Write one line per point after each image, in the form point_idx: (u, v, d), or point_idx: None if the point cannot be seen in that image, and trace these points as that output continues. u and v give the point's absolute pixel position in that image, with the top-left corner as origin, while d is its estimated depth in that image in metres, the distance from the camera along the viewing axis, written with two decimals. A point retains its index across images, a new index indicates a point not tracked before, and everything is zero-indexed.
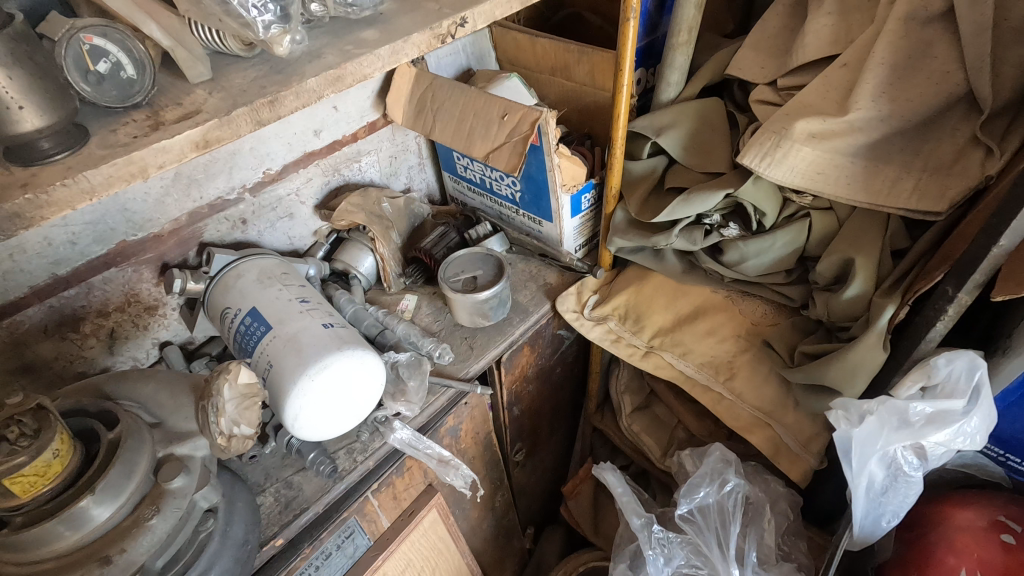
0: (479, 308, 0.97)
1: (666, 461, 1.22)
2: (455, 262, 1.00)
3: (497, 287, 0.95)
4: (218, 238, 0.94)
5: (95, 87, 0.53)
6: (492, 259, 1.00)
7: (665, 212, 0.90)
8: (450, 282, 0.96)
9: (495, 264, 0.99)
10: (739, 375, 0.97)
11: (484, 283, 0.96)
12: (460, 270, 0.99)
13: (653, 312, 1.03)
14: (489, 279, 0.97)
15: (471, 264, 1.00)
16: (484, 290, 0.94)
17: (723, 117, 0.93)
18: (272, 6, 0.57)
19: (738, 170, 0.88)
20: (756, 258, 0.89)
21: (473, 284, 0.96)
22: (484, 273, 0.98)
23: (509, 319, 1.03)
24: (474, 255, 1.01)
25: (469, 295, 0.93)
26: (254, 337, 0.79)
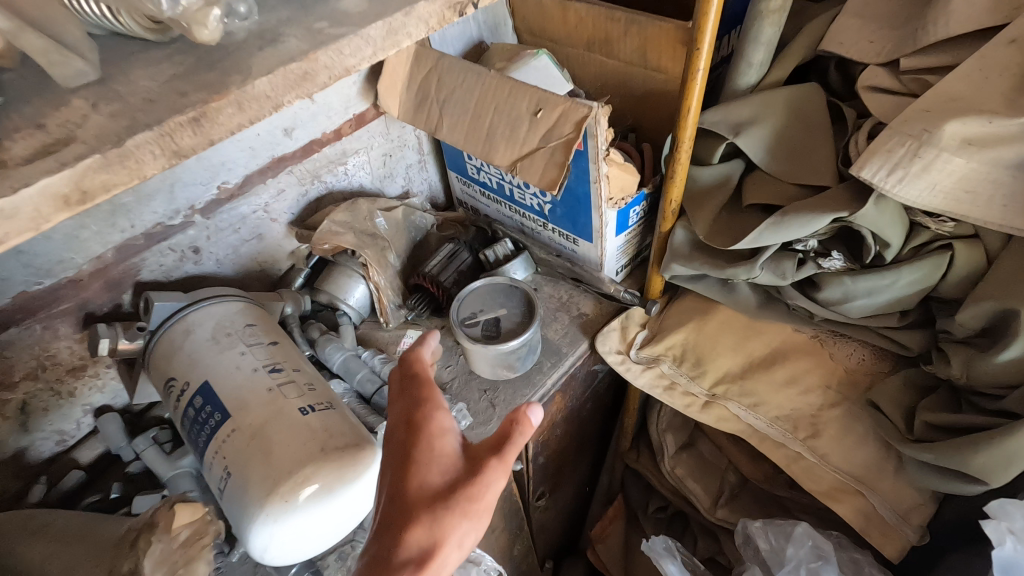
0: (506, 361, 0.76)
1: (716, 512, 1.04)
2: (472, 297, 0.78)
3: (529, 334, 0.74)
4: (162, 274, 0.72)
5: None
6: (519, 294, 0.79)
7: (747, 239, 0.69)
8: (465, 327, 0.75)
9: (523, 300, 0.78)
10: (825, 435, 0.77)
11: (510, 328, 0.75)
12: (480, 307, 0.77)
13: (718, 354, 0.83)
14: (518, 321, 0.76)
15: (493, 300, 0.78)
16: (512, 338, 0.73)
17: (824, 109, 0.70)
18: None
19: (848, 184, 0.66)
20: (866, 298, 0.68)
21: (497, 329, 0.75)
22: (511, 312, 0.77)
23: (539, 364, 0.82)
24: (495, 287, 0.80)
25: (495, 347, 0.72)
26: (207, 427, 0.58)
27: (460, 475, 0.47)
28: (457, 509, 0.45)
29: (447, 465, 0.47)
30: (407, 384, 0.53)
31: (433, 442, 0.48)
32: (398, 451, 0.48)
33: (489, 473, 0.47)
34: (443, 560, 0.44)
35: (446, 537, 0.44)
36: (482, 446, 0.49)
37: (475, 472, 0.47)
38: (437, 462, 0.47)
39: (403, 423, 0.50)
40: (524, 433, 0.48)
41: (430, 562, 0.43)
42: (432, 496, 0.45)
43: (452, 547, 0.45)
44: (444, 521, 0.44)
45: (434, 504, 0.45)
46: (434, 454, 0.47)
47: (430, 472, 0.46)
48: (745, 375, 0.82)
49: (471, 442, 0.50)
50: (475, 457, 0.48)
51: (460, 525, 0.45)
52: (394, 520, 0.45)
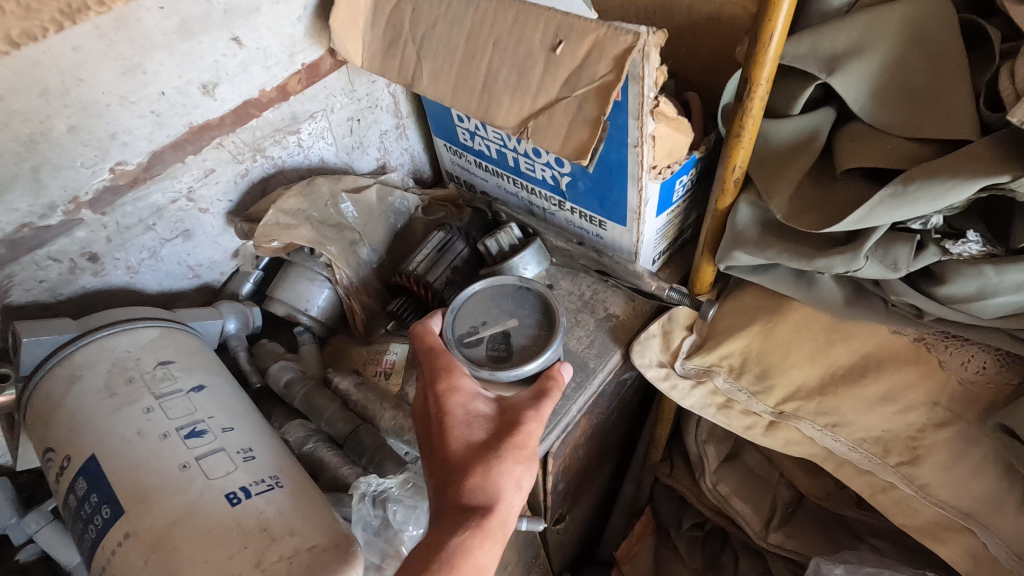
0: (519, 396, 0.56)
1: (768, 537, 0.87)
2: (471, 305, 0.59)
3: (553, 354, 0.55)
4: (46, 293, 0.53)
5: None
6: (535, 297, 0.60)
7: (850, 219, 0.50)
8: (463, 347, 0.56)
9: (540, 306, 0.59)
10: (932, 464, 0.60)
11: (525, 348, 0.56)
12: (483, 319, 0.58)
13: (789, 364, 0.65)
14: (534, 335, 0.57)
15: (501, 308, 0.59)
16: (530, 364, 0.54)
17: (953, 30, 0.50)
18: None
19: (1000, 137, 0.46)
20: (1014, 294, 0.50)
21: (507, 348, 0.56)
22: (527, 321, 0.58)
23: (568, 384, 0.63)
24: (503, 289, 0.60)
25: (506, 376, 0.53)
26: (93, 527, 0.40)
27: (501, 426, 0.46)
28: (513, 455, 0.44)
29: (486, 421, 0.46)
30: (425, 358, 0.50)
31: (469, 403, 0.47)
32: (433, 415, 0.47)
33: (533, 423, 0.46)
34: (509, 502, 0.43)
35: (505, 484, 0.43)
36: (524, 398, 0.48)
37: (522, 418, 0.46)
38: (476, 421, 0.46)
39: (430, 392, 0.48)
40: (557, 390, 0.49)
41: (496, 505, 0.42)
42: (483, 448, 0.44)
43: (513, 492, 0.44)
44: (503, 466, 0.44)
45: (488, 452, 0.44)
46: (476, 412, 0.47)
47: (472, 428, 0.45)
48: (826, 389, 0.64)
49: (509, 398, 0.49)
50: (518, 407, 0.48)
51: (517, 471, 0.44)
52: (449, 476, 0.43)
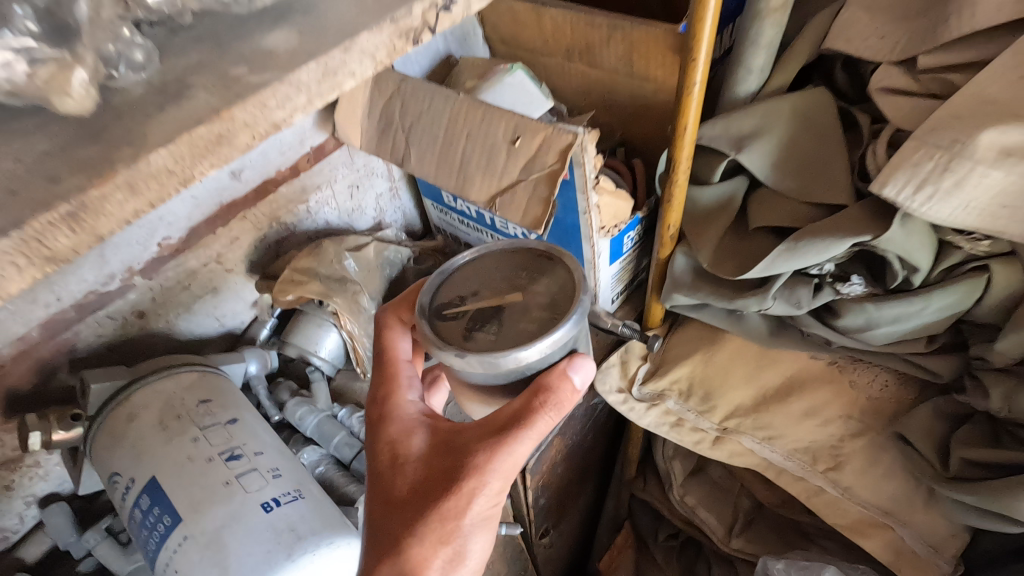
0: (515, 378, 0.48)
1: (731, 543, 0.97)
2: (464, 277, 0.52)
3: (549, 346, 0.44)
4: (103, 346, 0.64)
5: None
6: (554, 266, 0.50)
7: (758, 268, 0.62)
8: (439, 324, 0.49)
9: (556, 282, 0.49)
10: (849, 468, 0.71)
11: (514, 337, 0.45)
12: (476, 290, 0.50)
13: (729, 387, 0.76)
14: (532, 311, 0.47)
15: (504, 278, 0.51)
16: (517, 357, 0.44)
17: (832, 117, 0.63)
18: None
19: (867, 203, 0.59)
20: (893, 326, 0.61)
21: (495, 331, 0.46)
22: (536, 295, 0.48)
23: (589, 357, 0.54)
24: (518, 253, 0.52)
25: (483, 367, 0.44)
26: (156, 533, 0.51)
27: (430, 486, 0.46)
28: (432, 525, 0.45)
29: (417, 478, 0.47)
30: (378, 382, 0.52)
31: (403, 452, 0.48)
32: (375, 455, 0.50)
33: (463, 487, 0.45)
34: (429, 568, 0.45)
35: (424, 553, 0.45)
36: (481, 436, 0.46)
37: (462, 471, 0.45)
38: (407, 477, 0.47)
39: (374, 427, 0.51)
40: (510, 440, 0.45)
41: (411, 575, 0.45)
42: (406, 512, 0.46)
43: (434, 560, 0.45)
44: (422, 535, 0.45)
45: (412, 507, 0.46)
46: (409, 462, 0.47)
47: (398, 486, 0.47)
48: (759, 407, 0.75)
49: (466, 432, 0.47)
50: (468, 449, 0.46)
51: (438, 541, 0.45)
52: (377, 534, 0.47)
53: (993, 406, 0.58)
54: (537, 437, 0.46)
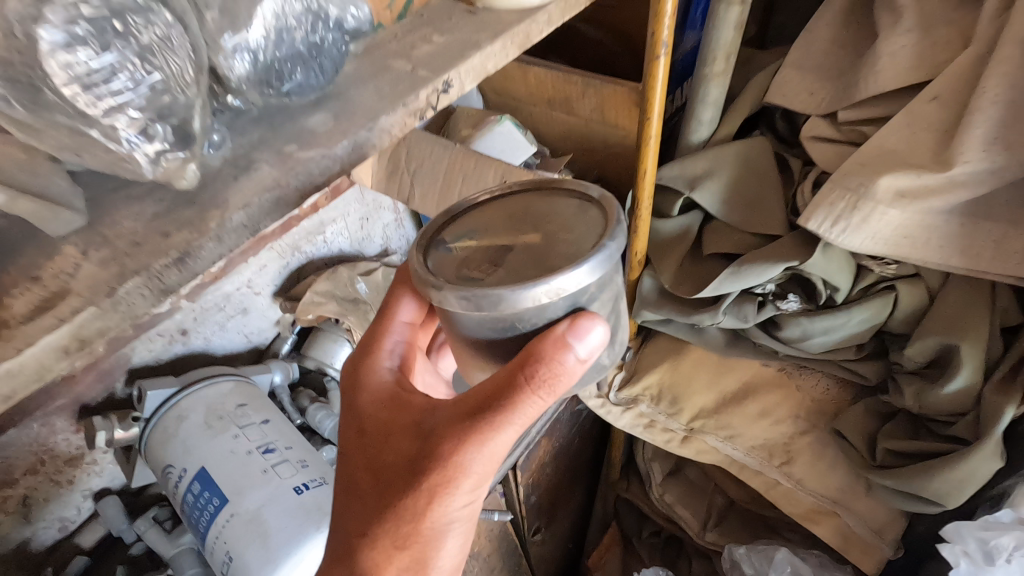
0: (507, 336, 0.41)
1: (705, 536, 1.07)
2: (484, 215, 0.46)
3: (545, 300, 0.37)
4: (152, 359, 0.75)
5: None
6: (592, 208, 0.43)
7: (710, 288, 0.73)
8: (441, 256, 0.44)
9: (582, 223, 0.42)
10: (799, 461, 0.81)
11: (509, 276, 0.39)
12: (493, 228, 0.44)
13: (694, 392, 0.88)
14: (550, 256, 0.39)
15: (533, 219, 0.43)
16: (503, 306, 0.37)
17: (771, 162, 0.75)
18: (243, 54, 0.38)
19: (798, 234, 0.70)
20: (824, 336, 0.72)
21: (497, 270, 0.40)
22: (555, 241, 0.40)
23: (618, 317, 0.45)
24: (550, 198, 0.45)
25: (467, 307, 0.38)
26: (207, 512, 0.61)
27: (400, 465, 0.44)
28: (399, 504, 0.44)
29: (388, 453, 0.45)
30: (366, 349, 0.52)
31: (378, 424, 0.47)
32: (354, 422, 0.49)
33: (431, 473, 0.42)
34: (396, 543, 0.45)
35: (390, 530, 0.45)
36: (455, 415, 0.42)
37: (433, 453, 0.42)
38: (380, 452, 0.46)
39: (356, 395, 0.50)
40: (484, 426, 0.41)
41: (378, 547, 0.45)
42: (376, 487, 0.45)
43: (401, 537, 0.45)
44: (390, 513, 0.44)
45: (382, 483, 0.45)
46: (383, 435, 0.46)
47: (371, 460, 0.46)
48: (720, 409, 0.86)
49: (439, 414, 0.44)
50: (441, 430, 0.43)
51: (406, 520, 0.44)
52: (349, 503, 0.47)
53: (907, 403, 0.69)
54: (519, 421, 0.41)
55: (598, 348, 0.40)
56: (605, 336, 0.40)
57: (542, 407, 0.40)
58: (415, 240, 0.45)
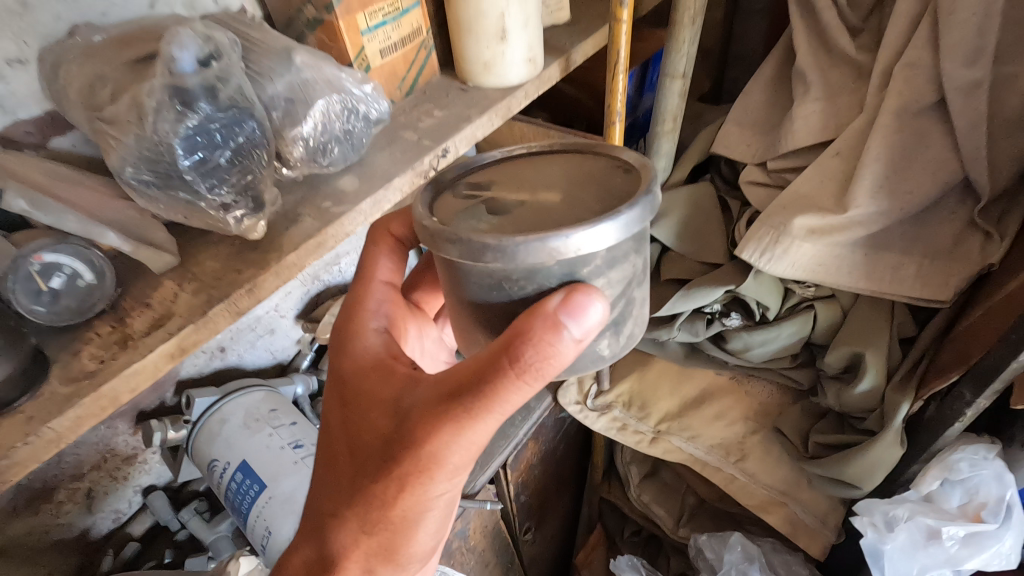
0: (497, 296, 0.39)
1: (679, 530, 1.19)
2: (515, 169, 0.46)
3: (542, 260, 0.36)
4: (196, 372, 0.88)
5: (7, 292, 0.46)
6: (624, 180, 0.42)
7: (666, 307, 0.88)
8: (454, 200, 0.44)
9: (607, 194, 0.41)
10: (752, 457, 0.94)
11: (513, 229, 0.38)
12: (511, 180, 0.44)
13: (659, 398, 1.01)
14: (561, 214, 0.39)
15: (557, 179, 0.43)
16: (491, 258, 0.36)
17: (715, 202, 0.91)
18: (301, 142, 0.54)
19: (736, 262, 0.85)
20: (762, 347, 0.86)
21: (501, 219, 0.39)
22: (571, 203, 0.40)
23: (626, 304, 0.43)
24: (587, 166, 0.45)
25: (459, 254, 0.37)
26: (248, 497, 0.74)
27: (380, 440, 0.45)
28: (375, 480, 0.45)
29: (369, 427, 0.46)
30: (359, 315, 0.52)
31: (363, 396, 0.47)
32: (340, 390, 0.49)
33: (407, 452, 0.43)
34: (371, 517, 0.46)
35: (365, 502, 0.46)
36: (434, 399, 0.42)
37: (410, 435, 0.42)
38: (362, 425, 0.46)
39: (344, 364, 0.50)
40: (461, 407, 0.40)
41: (354, 516, 0.47)
42: (356, 458, 0.46)
43: (376, 512, 0.46)
44: (367, 487, 0.45)
45: (362, 456, 0.46)
46: (365, 408, 0.46)
47: (354, 432, 0.47)
48: (683, 412, 1.00)
49: (420, 394, 0.43)
50: (419, 414, 0.42)
51: (381, 496, 0.45)
52: (333, 471, 0.49)
53: (828, 402, 0.83)
54: (500, 407, 0.40)
55: (596, 327, 0.38)
56: (603, 318, 0.38)
57: (526, 393, 0.39)
58: (432, 180, 0.46)
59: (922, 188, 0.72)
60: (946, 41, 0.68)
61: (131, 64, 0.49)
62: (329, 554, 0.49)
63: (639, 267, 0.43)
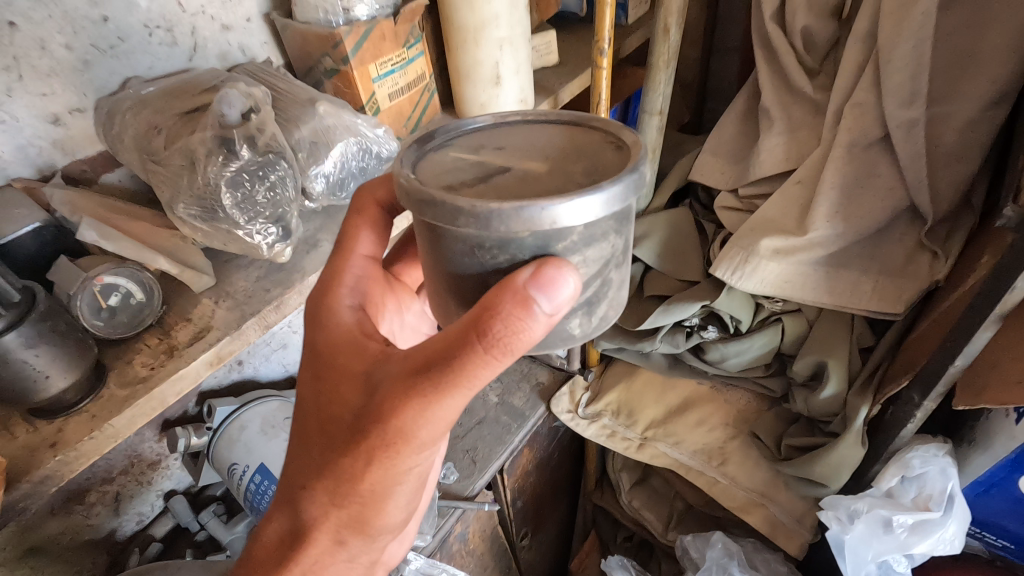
0: (471, 264, 0.39)
1: (668, 535, 1.25)
2: (509, 136, 0.48)
3: (517, 230, 0.35)
4: (217, 384, 0.95)
5: (74, 307, 0.53)
6: (615, 156, 0.43)
7: (648, 321, 0.96)
8: (445, 158, 0.46)
9: (594, 168, 0.42)
10: (732, 461, 1.00)
11: (492, 197, 0.38)
12: (502, 146, 0.46)
13: (645, 406, 1.09)
14: (543, 184, 0.40)
15: (548, 151, 0.44)
16: (464, 223, 0.35)
17: (692, 225, 0.99)
18: (321, 178, 0.64)
19: (711, 279, 0.93)
20: (737, 357, 0.94)
21: (483, 180, 0.41)
22: (557, 174, 0.41)
23: (602, 286, 0.42)
24: (582, 142, 0.45)
25: (434, 217, 0.37)
26: (267, 496, 0.82)
27: (351, 414, 0.45)
28: (345, 453, 0.46)
29: (338, 400, 0.46)
30: (333, 288, 0.51)
31: (333, 369, 0.47)
32: (310, 363, 0.49)
33: (376, 427, 0.43)
34: (342, 490, 0.48)
35: (336, 475, 0.47)
36: (403, 374, 0.42)
37: (379, 410, 0.43)
38: (331, 398, 0.46)
39: (313, 337, 0.49)
40: (429, 381, 0.40)
41: (325, 488, 0.48)
42: (326, 432, 0.47)
43: (348, 484, 0.47)
44: (337, 460, 0.46)
45: (333, 430, 0.47)
46: (336, 382, 0.46)
47: (324, 405, 0.47)
48: (667, 419, 1.07)
49: (389, 369, 0.43)
50: (388, 389, 0.42)
51: (352, 469, 0.46)
52: (304, 443, 0.50)
53: (797, 407, 0.91)
54: (466, 380, 0.40)
55: (567, 303, 0.38)
56: (574, 293, 0.38)
57: (494, 368, 0.39)
58: (420, 138, 0.47)
59: (872, 213, 0.81)
60: (887, 84, 0.76)
61: (182, 115, 0.58)
62: (303, 523, 0.51)
63: (619, 247, 0.42)
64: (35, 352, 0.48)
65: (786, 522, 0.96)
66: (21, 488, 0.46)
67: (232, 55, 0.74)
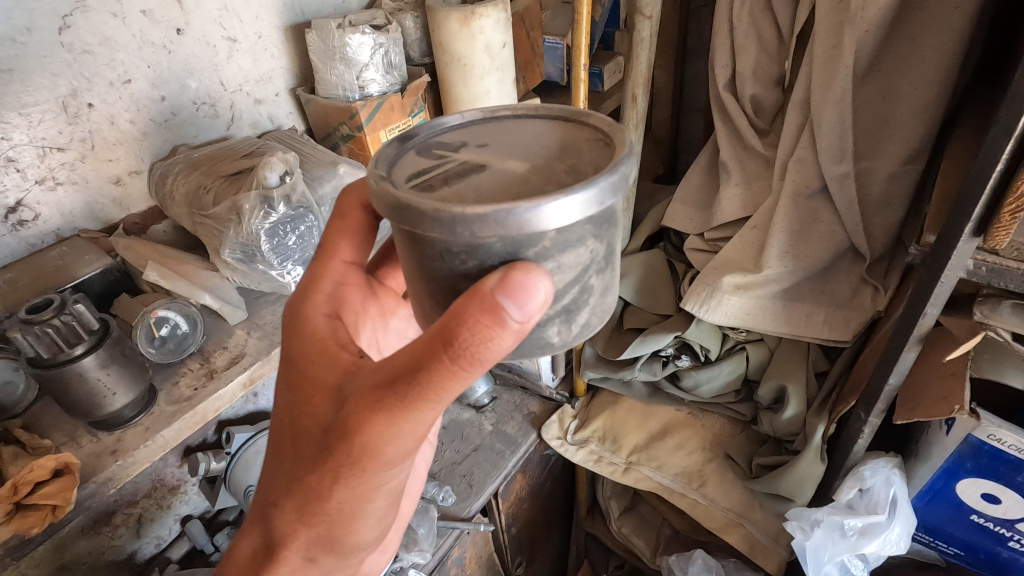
0: (442, 268, 0.43)
1: (657, 560, 1.31)
2: (490, 134, 0.53)
3: (484, 235, 0.39)
4: (233, 414, 1.04)
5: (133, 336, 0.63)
6: (601, 153, 0.47)
7: (628, 351, 1.06)
8: (426, 155, 0.51)
9: (577, 166, 0.46)
10: (710, 483, 1.08)
11: (462, 199, 0.42)
12: (479, 144, 0.51)
13: (628, 432, 1.18)
14: (516, 186, 0.43)
15: (532, 148, 0.49)
16: (429, 226, 0.40)
17: (665, 265, 1.11)
18: None
19: (682, 313, 1.04)
20: (709, 383, 1.04)
21: (451, 180, 0.45)
22: (535, 173, 0.45)
23: (582, 292, 0.46)
24: (572, 140, 0.50)
25: (399, 218, 0.41)
26: None
27: (322, 429, 0.50)
28: (315, 468, 0.51)
29: (312, 416, 0.51)
30: (313, 302, 0.57)
31: (307, 384, 0.52)
32: (288, 378, 0.54)
33: (344, 443, 0.48)
34: (311, 504, 0.53)
35: (307, 488, 0.52)
36: (368, 392, 0.47)
37: (346, 425, 0.48)
38: (305, 413, 0.52)
39: (293, 353, 0.55)
40: (392, 397, 0.45)
41: (295, 502, 0.53)
42: (299, 447, 0.52)
43: (318, 499, 0.52)
44: (309, 476, 0.52)
45: (306, 445, 0.52)
46: (310, 398, 0.52)
47: (299, 420, 0.52)
48: (649, 444, 1.16)
49: (359, 385, 0.48)
50: (354, 406, 0.47)
51: (321, 484, 0.51)
52: (280, 458, 0.55)
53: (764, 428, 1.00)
54: (428, 397, 0.45)
55: (540, 308, 0.41)
56: (547, 297, 0.42)
57: (453, 385, 0.44)
58: (402, 139, 0.53)
59: (817, 253, 0.92)
60: (821, 143, 0.89)
61: (227, 177, 0.70)
62: (278, 533, 0.56)
63: (601, 253, 0.46)
64: (107, 372, 0.57)
65: (762, 540, 1.03)
66: (90, 486, 0.55)
67: (262, 123, 0.87)
